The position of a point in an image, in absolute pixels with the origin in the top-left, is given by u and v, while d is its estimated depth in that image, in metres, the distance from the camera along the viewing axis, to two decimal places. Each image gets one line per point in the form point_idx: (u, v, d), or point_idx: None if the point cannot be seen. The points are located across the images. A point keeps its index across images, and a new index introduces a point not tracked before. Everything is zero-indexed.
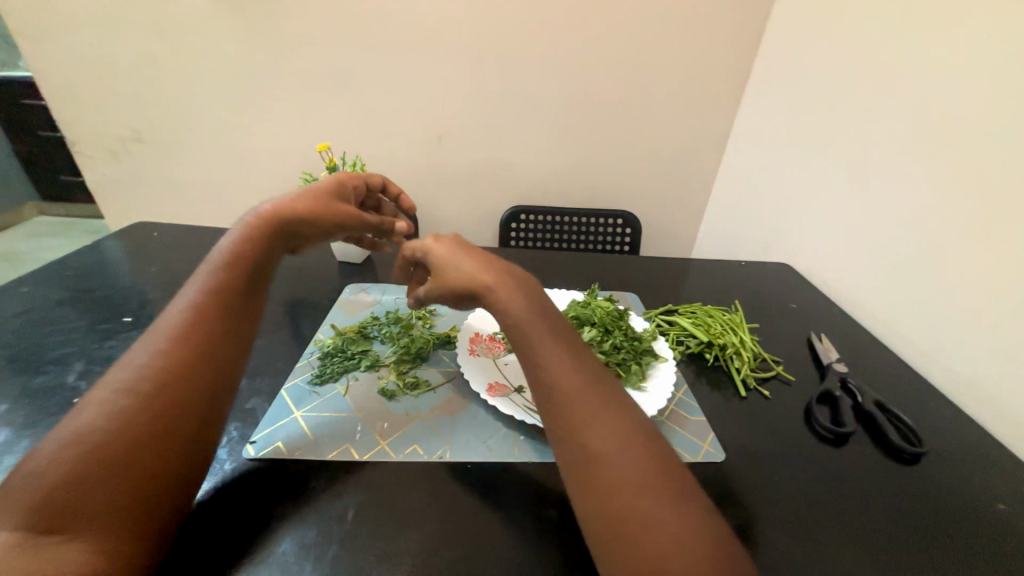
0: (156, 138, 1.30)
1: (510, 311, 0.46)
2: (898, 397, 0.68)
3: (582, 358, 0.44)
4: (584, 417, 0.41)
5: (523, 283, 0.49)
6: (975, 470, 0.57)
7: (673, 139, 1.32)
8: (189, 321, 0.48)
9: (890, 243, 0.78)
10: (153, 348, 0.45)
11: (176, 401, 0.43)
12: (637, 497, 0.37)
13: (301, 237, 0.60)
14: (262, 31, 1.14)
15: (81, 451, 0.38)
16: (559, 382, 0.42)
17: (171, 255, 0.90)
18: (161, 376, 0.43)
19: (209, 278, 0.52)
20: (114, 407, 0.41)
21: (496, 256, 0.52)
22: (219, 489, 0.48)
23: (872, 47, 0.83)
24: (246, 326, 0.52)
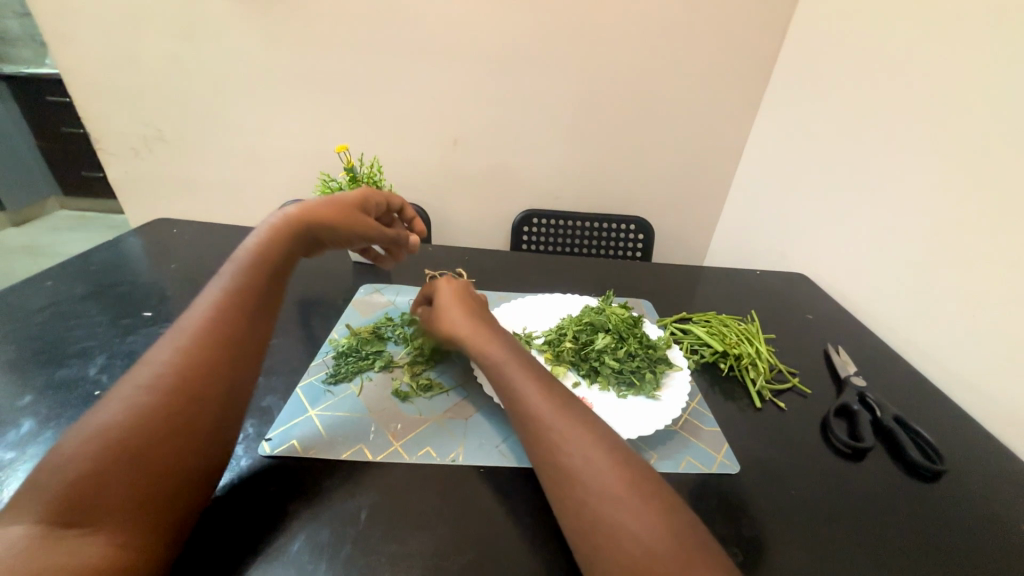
0: (177, 136, 1.33)
1: (488, 350, 0.51)
2: (918, 413, 0.66)
3: (553, 384, 0.48)
4: (557, 438, 0.43)
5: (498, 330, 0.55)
6: (999, 491, 0.55)
7: (688, 145, 1.31)
8: (211, 321, 0.48)
9: (910, 253, 0.76)
10: (175, 346, 0.46)
11: (197, 398, 0.44)
12: (615, 510, 0.38)
13: (312, 234, 0.60)
14: (281, 32, 1.16)
15: (103, 446, 0.38)
16: (533, 408, 0.45)
17: (190, 252, 0.92)
18: (182, 373, 0.44)
19: (233, 279, 0.53)
20: (135, 403, 0.41)
21: (477, 305, 0.59)
22: (235, 485, 0.48)
23: (895, 54, 0.82)
24: (265, 326, 0.52)
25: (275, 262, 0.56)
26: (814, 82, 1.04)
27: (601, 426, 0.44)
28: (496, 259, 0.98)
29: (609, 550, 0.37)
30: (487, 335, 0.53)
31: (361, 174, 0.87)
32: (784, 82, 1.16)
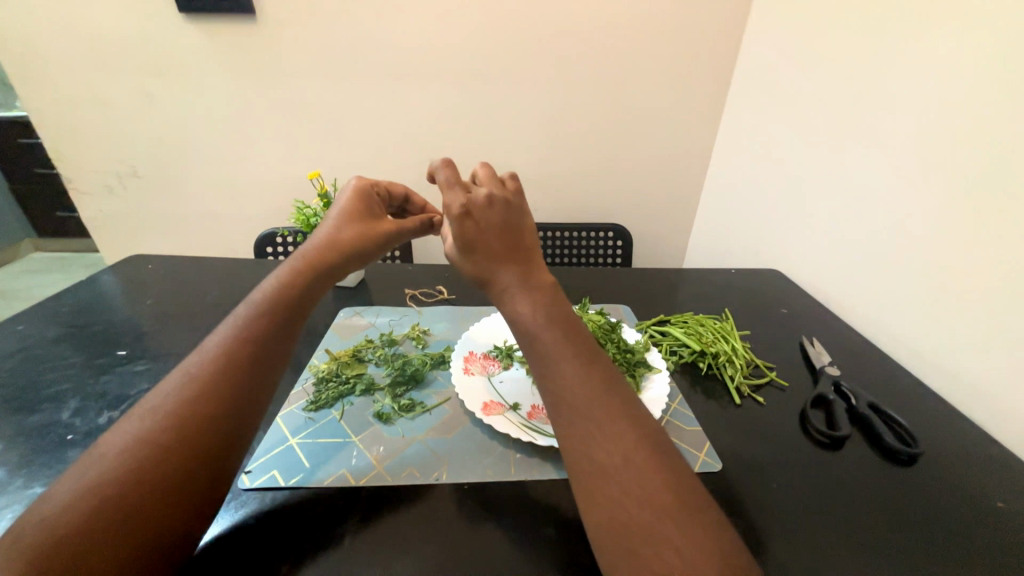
0: (151, 172, 1.32)
1: (522, 315, 0.48)
2: (893, 399, 0.68)
3: (592, 366, 0.45)
4: (590, 428, 0.42)
5: (540, 286, 0.50)
6: (973, 470, 0.57)
7: (659, 152, 1.35)
8: (217, 365, 0.46)
9: (877, 244, 0.79)
10: (174, 392, 0.44)
11: (195, 450, 0.41)
12: (643, 510, 0.37)
13: (352, 251, 0.62)
14: (255, 65, 1.18)
15: (98, 498, 0.36)
16: (568, 391, 0.44)
17: (167, 287, 0.91)
18: (184, 423, 0.42)
19: (246, 320, 0.50)
20: (132, 456, 0.39)
21: (509, 244, 0.51)
22: (225, 531, 0.46)
23: (846, 58, 0.86)
24: (274, 371, 0.49)
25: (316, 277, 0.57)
26: (774, 85, 1.09)
27: (636, 432, 0.42)
28: None
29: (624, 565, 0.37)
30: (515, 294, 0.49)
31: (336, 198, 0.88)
32: (746, 87, 1.20)
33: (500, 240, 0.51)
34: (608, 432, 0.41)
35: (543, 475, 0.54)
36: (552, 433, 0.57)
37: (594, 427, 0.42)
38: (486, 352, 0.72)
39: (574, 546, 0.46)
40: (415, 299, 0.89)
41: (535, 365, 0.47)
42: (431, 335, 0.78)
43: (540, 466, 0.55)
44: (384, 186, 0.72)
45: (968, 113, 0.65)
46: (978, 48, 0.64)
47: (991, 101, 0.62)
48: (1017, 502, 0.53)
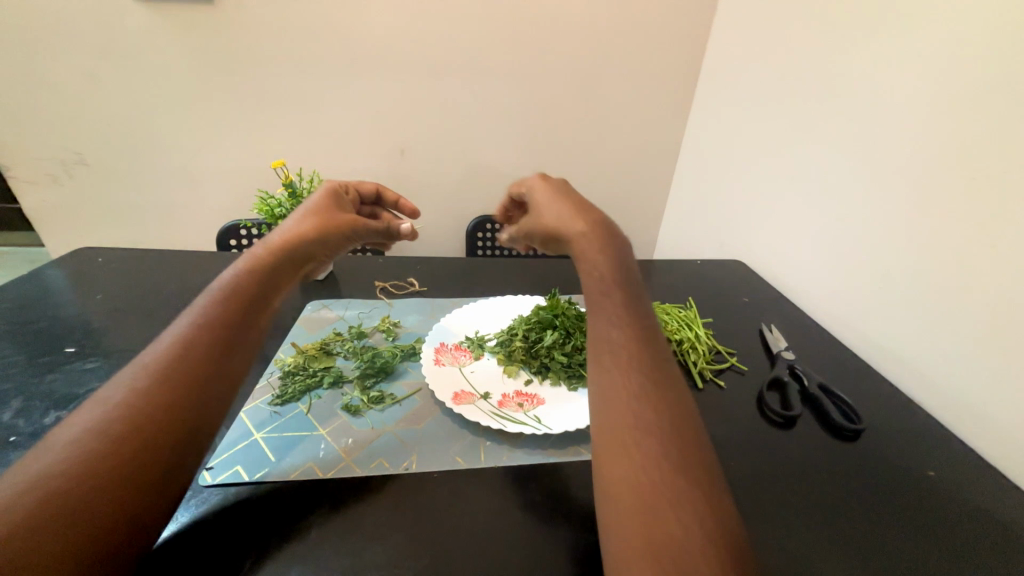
0: (101, 159, 1.25)
1: (596, 269, 0.52)
2: (842, 380, 0.72)
3: (647, 333, 0.47)
4: (633, 382, 0.42)
5: (611, 247, 0.54)
6: (910, 443, 0.61)
7: (629, 145, 1.37)
8: (177, 356, 0.45)
9: (831, 234, 0.83)
10: (129, 384, 0.42)
11: (152, 441, 0.40)
12: (665, 474, 0.36)
13: (313, 250, 0.62)
14: (213, 48, 1.12)
15: (41, 489, 0.34)
16: (619, 343, 0.45)
17: (120, 281, 0.86)
18: (136, 413, 0.40)
19: (208, 308, 0.49)
20: (78, 450, 0.37)
21: (601, 218, 0.57)
22: (183, 528, 0.45)
23: (802, 56, 0.90)
24: (239, 362, 0.48)
25: (279, 266, 0.57)
26: (738, 81, 1.12)
27: (665, 380, 0.43)
28: (447, 265, 0.98)
29: (628, 503, 0.36)
30: (593, 248, 0.53)
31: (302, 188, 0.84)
32: (711, 84, 1.24)
33: (571, 200, 0.59)
34: (636, 374, 0.43)
35: (512, 461, 0.55)
36: (522, 421, 0.59)
37: (625, 366, 0.43)
38: (457, 343, 0.72)
39: (540, 528, 0.47)
40: (385, 291, 0.88)
41: (593, 314, 0.49)
42: (402, 327, 0.78)
43: (510, 453, 0.55)
44: (354, 185, 0.75)
45: (906, 110, 0.70)
46: (916, 50, 0.68)
47: (927, 102, 0.67)
48: (948, 472, 0.58)
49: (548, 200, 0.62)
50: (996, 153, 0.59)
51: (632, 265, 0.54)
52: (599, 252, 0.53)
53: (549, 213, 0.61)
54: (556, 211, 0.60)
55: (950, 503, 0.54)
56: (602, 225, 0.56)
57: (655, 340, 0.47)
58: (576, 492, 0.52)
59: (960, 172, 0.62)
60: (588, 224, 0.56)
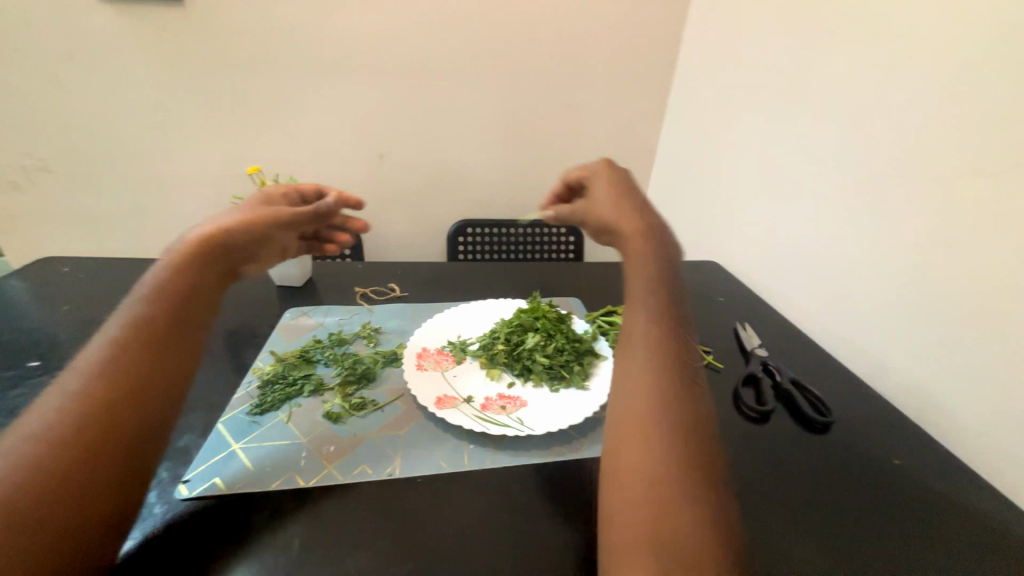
0: (65, 165, 1.20)
1: (641, 267, 0.50)
2: (812, 374, 0.75)
3: (684, 337, 0.46)
4: (660, 386, 0.42)
5: (660, 244, 0.52)
6: (876, 432, 0.65)
7: (607, 149, 1.40)
8: (117, 356, 0.43)
9: (800, 233, 0.87)
10: (67, 389, 0.41)
11: (95, 448, 0.38)
12: (675, 479, 0.37)
13: (235, 251, 0.53)
14: (183, 51, 1.10)
15: None
16: (652, 343, 0.45)
17: (87, 292, 0.83)
18: (82, 420, 0.39)
19: (142, 307, 0.47)
20: (16, 463, 0.36)
21: (651, 213, 0.55)
22: (148, 536, 0.45)
23: (767, 63, 0.95)
24: (188, 359, 0.46)
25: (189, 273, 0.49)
26: (708, 87, 1.16)
27: (690, 379, 0.43)
28: (428, 269, 0.98)
29: (630, 499, 0.38)
30: (643, 248, 0.51)
31: None
32: (684, 91, 1.28)
33: (626, 195, 0.56)
34: (660, 379, 0.43)
35: (496, 462, 0.55)
36: (505, 422, 0.59)
37: (655, 367, 0.43)
38: (440, 348, 0.72)
39: (525, 530, 0.48)
40: (365, 297, 0.87)
41: (632, 309, 0.48)
42: (383, 332, 0.77)
43: (494, 455, 0.56)
44: (292, 185, 0.68)
45: (864, 116, 0.73)
46: (870, 58, 0.73)
47: (880, 106, 0.71)
48: (910, 459, 0.61)
49: (604, 189, 0.59)
50: (942, 155, 0.63)
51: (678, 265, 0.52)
52: (647, 252, 0.51)
53: (600, 205, 0.57)
54: (610, 203, 0.56)
55: (911, 489, 0.58)
56: (653, 223, 0.54)
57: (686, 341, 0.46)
58: (560, 491, 0.52)
59: (912, 173, 0.67)
60: (642, 219, 0.54)
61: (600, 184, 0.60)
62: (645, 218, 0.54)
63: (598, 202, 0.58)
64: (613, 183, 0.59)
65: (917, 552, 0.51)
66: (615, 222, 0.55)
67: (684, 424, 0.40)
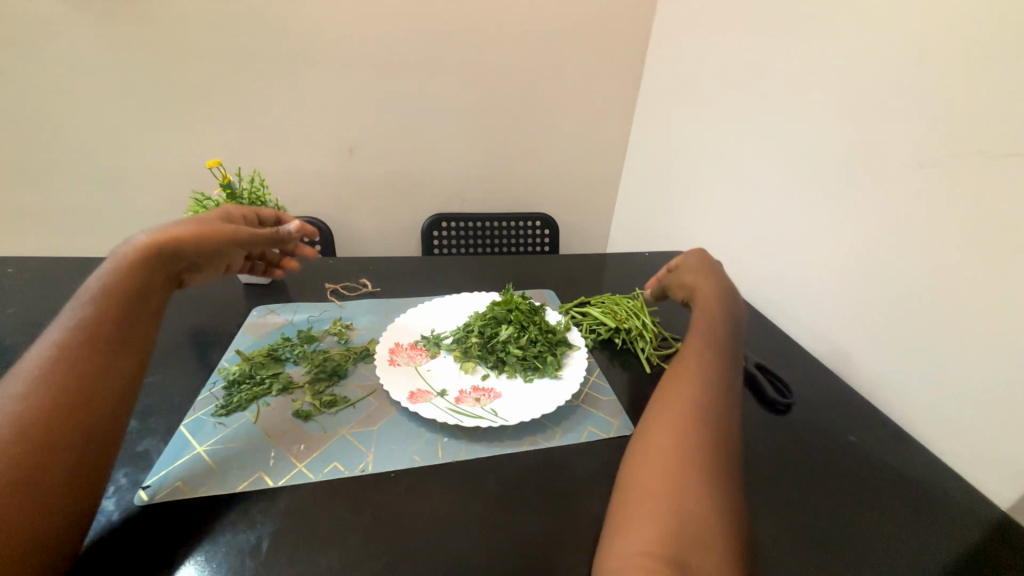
0: (5, 159, 1.12)
1: (708, 322, 0.58)
2: (775, 360, 0.79)
3: (731, 377, 0.51)
4: (702, 404, 0.47)
5: (726, 309, 0.60)
6: (833, 413, 0.69)
7: (580, 141, 1.41)
8: (62, 358, 0.41)
9: (767, 224, 0.90)
10: (6, 393, 0.38)
11: (46, 449, 0.37)
12: (702, 476, 0.40)
13: (186, 258, 0.53)
14: (135, 38, 1.04)
15: None
16: (703, 372, 0.50)
17: (33, 293, 0.78)
18: (30, 424, 0.37)
19: (87, 309, 0.45)
20: None
21: (728, 288, 0.64)
22: (105, 543, 0.43)
23: (734, 58, 0.97)
24: (138, 359, 0.46)
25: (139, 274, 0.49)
26: (677, 80, 1.19)
27: (729, 402, 0.48)
28: (400, 264, 0.97)
29: (655, 484, 0.41)
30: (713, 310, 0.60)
31: (241, 188, 0.79)
32: (654, 84, 1.29)
33: (714, 271, 0.66)
34: (705, 399, 0.47)
35: (471, 454, 0.55)
36: (479, 414, 0.59)
37: (704, 389, 0.48)
38: (413, 343, 0.71)
39: (499, 520, 0.48)
40: (336, 293, 0.85)
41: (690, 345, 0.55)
42: (354, 329, 0.76)
43: (469, 447, 0.56)
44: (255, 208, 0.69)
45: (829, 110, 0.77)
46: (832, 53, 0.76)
47: (844, 100, 0.74)
48: (864, 436, 0.65)
49: (694, 262, 0.68)
50: (899, 146, 0.67)
51: (739, 322, 0.60)
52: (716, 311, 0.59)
53: (691, 274, 0.67)
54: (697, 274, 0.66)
55: (866, 464, 0.61)
56: (727, 295, 0.63)
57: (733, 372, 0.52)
58: (534, 480, 0.53)
59: (874, 164, 0.70)
60: (717, 282, 0.64)
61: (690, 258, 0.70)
62: (717, 280, 0.64)
63: (683, 263, 0.69)
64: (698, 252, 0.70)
65: (870, 521, 0.54)
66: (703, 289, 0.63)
67: (716, 426, 0.45)
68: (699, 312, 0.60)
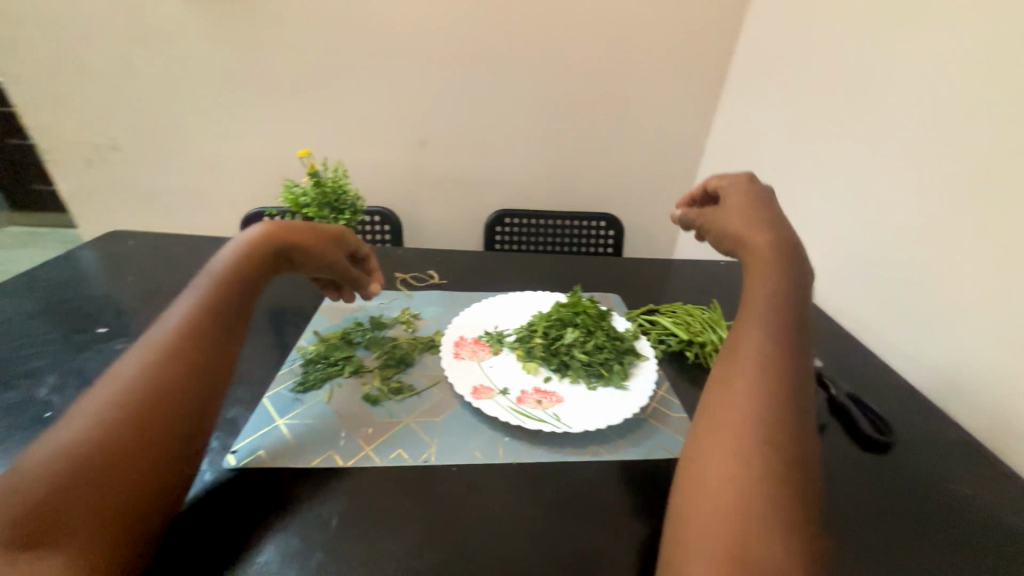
0: (133, 144, 1.28)
1: (765, 283, 0.49)
2: (870, 391, 0.70)
3: (799, 354, 0.44)
4: (762, 396, 0.41)
5: (786, 262, 0.50)
6: (942, 458, 0.60)
7: (656, 140, 1.34)
8: (185, 332, 0.46)
9: (876, 238, 0.81)
10: (140, 360, 0.43)
11: (168, 415, 0.41)
12: (768, 491, 0.36)
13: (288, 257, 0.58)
14: (244, 36, 1.14)
15: (67, 463, 0.36)
16: (761, 351, 0.43)
17: (148, 264, 0.88)
18: (158, 391, 0.42)
19: (207, 291, 0.50)
20: (97, 424, 0.38)
21: (785, 231, 0.53)
22: (199, 502, 0.47)
23: (845, 54, 0.88)
24: (228, 354, 0.48)
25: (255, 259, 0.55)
26: (772, 77, 1.10)
27: (795, 391, 0.41)
28: (466, 258, 0.98)
29: (716, 503, 0.37)
30: (769, 267, 0.50)
31: (327, 177, 0.83)
32: (742, 81, 1.21)
33: (764, 213, 0.55)
34: (766, 390, 0.41)
35: (531, 458, 0.54)
36: (541, 417, 0.58)
37: (766, 380, 0.42)
38: (477, 338, 0.72)
39: (558, 529, 0.47)
40: (405, 283, 0.88)
41: (744, 318, 0.47)
42: (421, 319, 0.78)
43: (529, 450, 0.55)
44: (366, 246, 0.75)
45: (966, 112, 0.68)
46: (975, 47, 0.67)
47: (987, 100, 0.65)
48: (978, 489, 0.57)
49: (738, 205, 0.57)
50: None
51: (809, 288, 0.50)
52: (773, 268, 0.49)
53: (733, 221, 0.56)
54: (742, 216, 0.56)
55: (983, 522, 0.53)
56: (786, 241, 0.52)
57: (805, 364, 0.44)
58: (595, 491, 0.51)
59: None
60: (777, 234, 0.52)
61: (733, 198, 0.59)
62: (778, 234, 0.52)
63: (729, 212, 0.57)
64: (750, 197, 0.58)
65: None
66: (753, 239, 0.53)
67: (785, 445, 0.38)
68: (752, 270, 0.51)
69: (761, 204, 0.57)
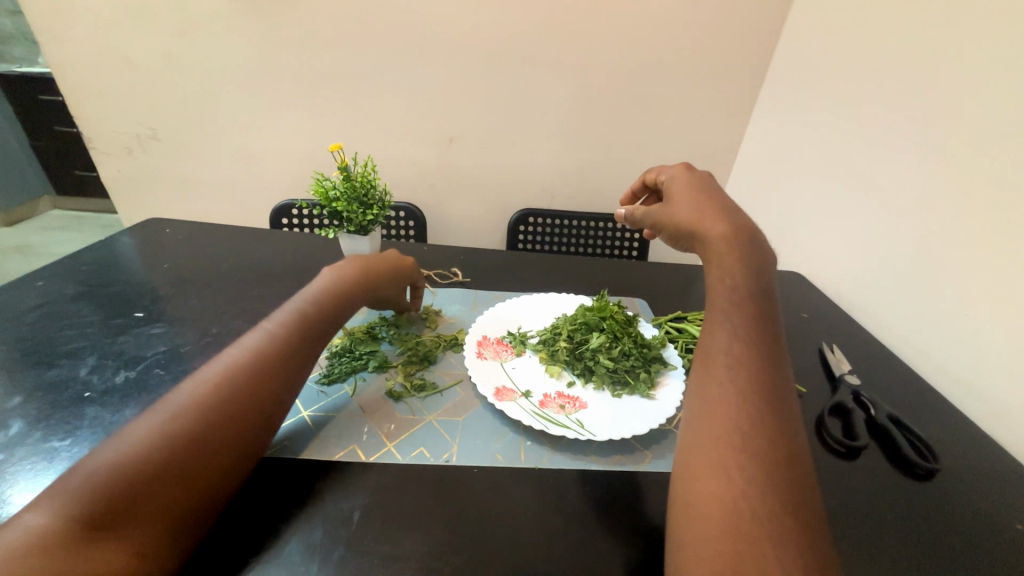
0: (172, 134, 1.32)
1: (727, 281, 0.47)
2: (912, 412, 0.66)
3: (771, 354, 0.43)
4: (740, 402, 0.39)
5: (746, 256, 0.49)
6: (994, 487, 0.56)
7: (686, 142, 1.31)
8: (268, 345, 0.51)
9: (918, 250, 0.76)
10: (228, 365, 0.48)
11: (243, 422, 0.45)
12: (758, 504, 0.34)
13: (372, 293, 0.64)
14: (277, 31, 1.16)
15: (156, 453, 0.39)
16: (734, 355, 0.42)
17: (184, 253, 0.91)
18: (239, 398, 0.46)
19: (297, 311, 0.55)
20: (187, 421, 0.42)
21: (739, 223, 0.52)
22: None
23: (890, 55, 0.84)
24: (284, 386, 0.50)
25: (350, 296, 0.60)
26: (812, 79, 1.05)
27: (771, 393, 0.40)
28: (491, 257, 0.98)
29: (709, 523, 0.34)
30: (731, 262, 0.48)
31: (356, 172, 0.83)
32: (781, 82, 1.16)
33: (715, 203, 0.54)
34: (743, 395, 0.40)
35: (553, 463, 0.53)
36: (564, 423, 0.57)
37: (742, 385, 0.40)
38: (500, 338, 0.71)
39: (581, 538, 0.46)
40: (429, 280, 0.88)
41: (710, 321, 0.46)
42: (445, 317, 0.78)
43: (551, 455, 0.54)
44: None
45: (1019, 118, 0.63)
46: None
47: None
48: None
49: (687, 200, 0.56)
50: None
51: (770, 278, 0.49)
52: (735, 262, 0.48)
53: (684, 218, 0.55)
54: (692, 210, 0.54)
55: None
56: (743, 233, 0.51)
57: (777, 358, 0.43)
58: (619, 502, 0.50)
59: None
60: (728, 222, 0.52)
61: (681, 194, 0.57)
62: (731, 223, 0.51)
63: (679, 205, 0.56)
64: (694, 188, 0.58)
65: None
66: (709, 233, 0.51)
67: (769, 451, 0.37)
68: (711, 268, 0.49)
69: (707, 195, 0.56)
